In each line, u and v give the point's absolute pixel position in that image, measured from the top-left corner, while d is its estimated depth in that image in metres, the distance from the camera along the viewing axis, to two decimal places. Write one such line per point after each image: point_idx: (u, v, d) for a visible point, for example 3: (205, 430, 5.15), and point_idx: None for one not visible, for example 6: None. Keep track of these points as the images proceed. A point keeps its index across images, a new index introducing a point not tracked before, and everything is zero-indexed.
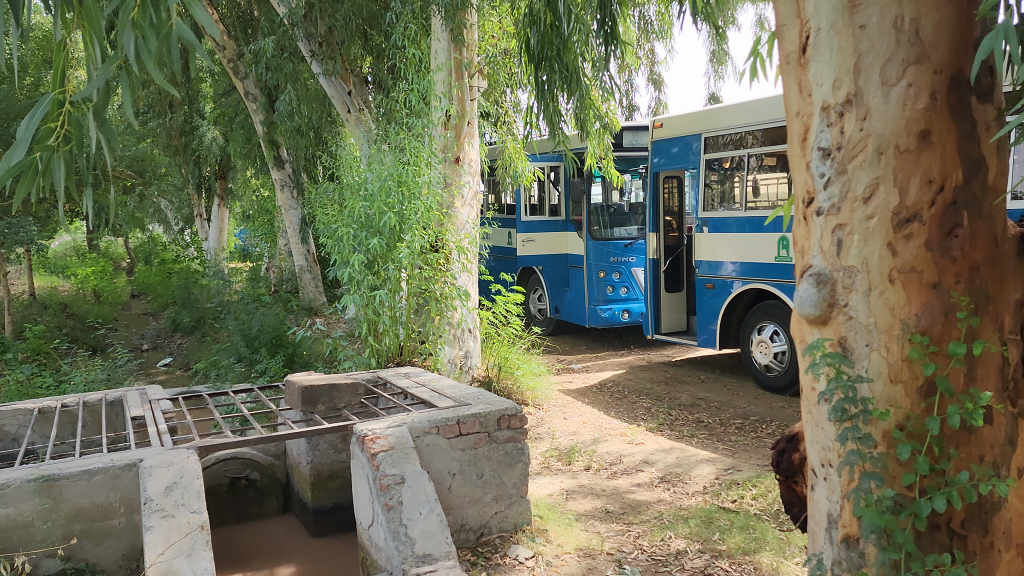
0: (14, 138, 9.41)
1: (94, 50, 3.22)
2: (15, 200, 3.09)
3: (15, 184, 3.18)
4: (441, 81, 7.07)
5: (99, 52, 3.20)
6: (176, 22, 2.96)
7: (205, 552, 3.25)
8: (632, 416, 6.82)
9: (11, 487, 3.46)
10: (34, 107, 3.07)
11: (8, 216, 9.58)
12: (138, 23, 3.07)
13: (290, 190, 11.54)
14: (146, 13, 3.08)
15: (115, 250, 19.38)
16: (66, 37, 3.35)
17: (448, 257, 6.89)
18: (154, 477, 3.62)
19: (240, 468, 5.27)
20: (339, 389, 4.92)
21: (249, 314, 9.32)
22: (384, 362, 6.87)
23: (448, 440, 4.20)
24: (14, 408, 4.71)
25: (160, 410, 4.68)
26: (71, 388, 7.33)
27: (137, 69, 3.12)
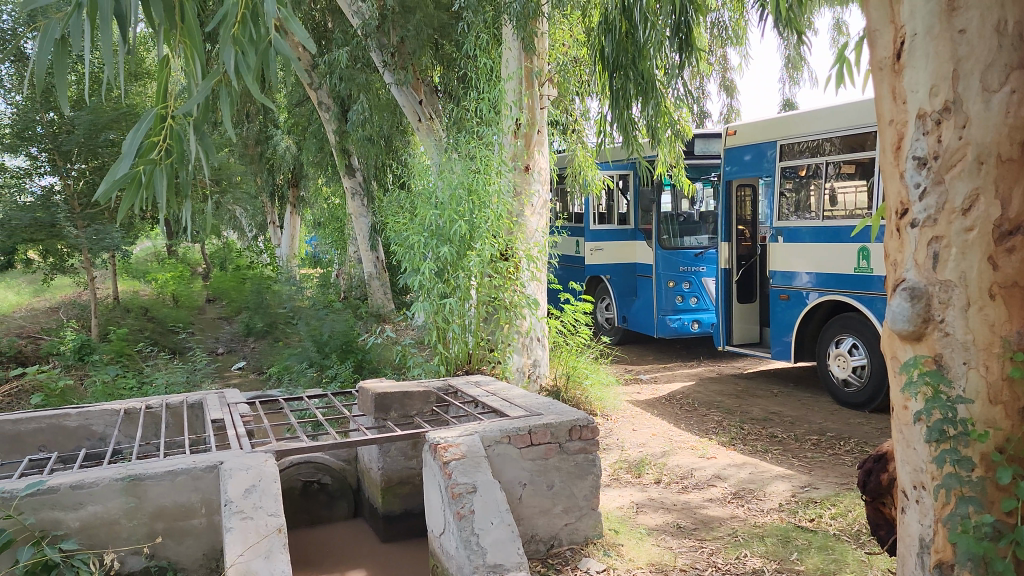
0: (99, 147, 9.80)
1: (195, 65, 3.42)
2: (122, 210, 3.28)
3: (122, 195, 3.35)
4: (512, 90, 7.04)
5: (200, 67, 3.40)
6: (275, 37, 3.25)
7: (282, 555, 3.30)
8: (703, 430, 6.69)
9: (100, 485, 3.60)
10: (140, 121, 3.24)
11: (97, 222, 10.01)
12: (239, 39, 3.35)
13: (361, 198, 11.72)
14: (245, 30, 3.40)
15: (192, 257, 20.06)
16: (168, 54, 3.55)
17: (518, 266, 6.89)
18: (234, 480, 3.70)
19: (313, 471, 5.36)
20: (411, 397, 4.97)
21: (320, 320, 9.49)
22: (453, 370, 6.95)
23: (520, 450, 4.18)
24: (102, 408, 4.91)
25: (238, 413, 4.80)
26: (153, 389, 7.58)
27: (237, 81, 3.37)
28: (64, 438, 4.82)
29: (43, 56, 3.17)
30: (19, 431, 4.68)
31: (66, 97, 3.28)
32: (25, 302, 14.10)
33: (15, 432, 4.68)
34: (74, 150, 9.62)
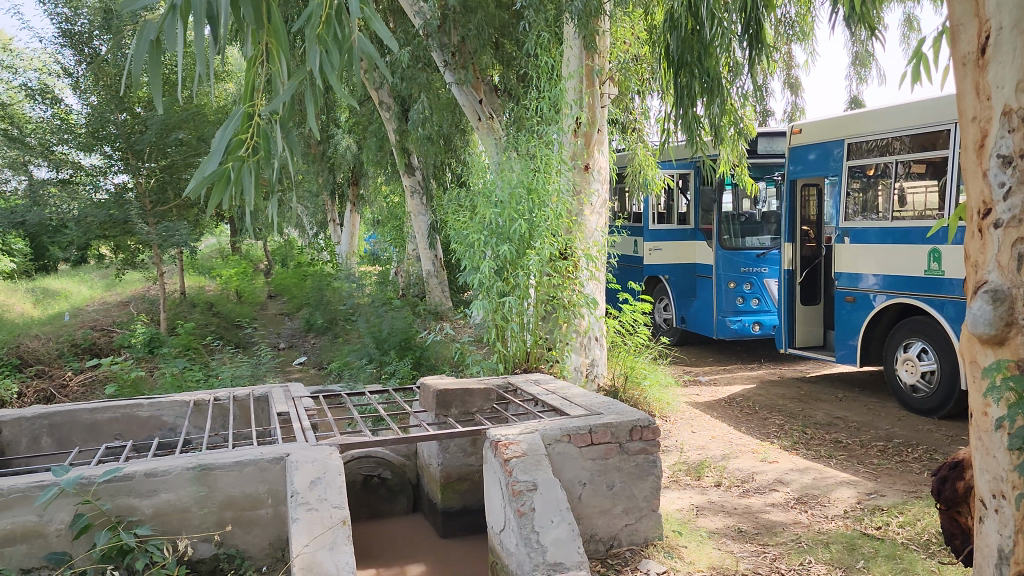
0: (169, 147, 10.07)
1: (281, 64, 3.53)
2: (210, 205, 3.41)
3: (208, 192, 3.47)
4: (572, 89, 7.01)
5: (286, 66, 3.52)
6: (360, 35, 3.39)
7: (346, 547, 3.36)
8: (764, 433, 6.58)
9: (172, 474, 3.71)
10: (228, 120, 3.36)
11: (166, 219, 10.35)
12: (324, 38, 3.48)
13: (420, 197, 11.80)
14: (328, 28, 3.51)
15: (254, 254, 20.51)
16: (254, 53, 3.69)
17: (576, 265, 6.85)
18: (300, 472, 3.78)
19: (373, 466, 5.40)
20: (472, 394, 4.94)
21: (379, 317, 9.61)
22: (511, 369, 6.99)
23: (580, 449, 4.16)
24: (172, 399, 5.08)
25: (302, 407, 4.90)
26: (219, 381, 7.77)
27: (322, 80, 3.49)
28: (137, 427, 5.00)
29: (139, 55, 3.31)
30: (95, 420, 4.90)
31: (159, 95, 3.37)
32: (98, 296, 14.64)
33: (92, 421, 4.90)
34: (146, 150, 9.91)
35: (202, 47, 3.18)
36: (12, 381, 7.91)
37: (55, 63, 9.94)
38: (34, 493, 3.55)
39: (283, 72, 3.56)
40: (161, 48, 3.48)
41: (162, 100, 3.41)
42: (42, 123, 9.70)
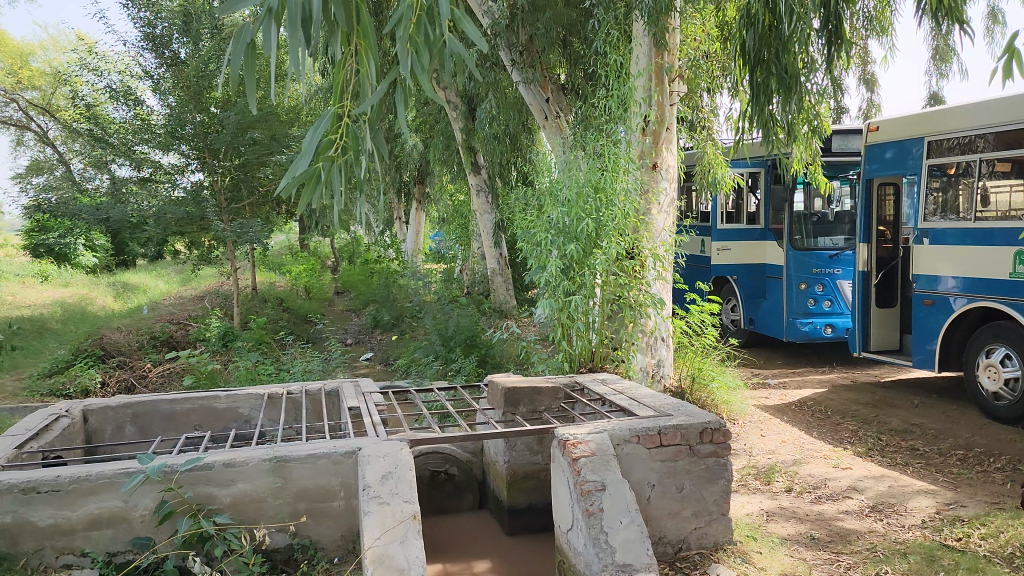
0: (244, 146, 10.32)
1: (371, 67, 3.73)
2: (296, 201, 3.64)
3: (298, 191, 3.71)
4: (642, 87, 6.94)
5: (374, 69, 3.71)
6: (447, 37, 3.54)
7: (416, 541, 3.40)
8: (837, 439, 6.43)
9: (249, 465, 3.82)
10: (318, 123, 3.58)
11: (240, 216, 10.67)
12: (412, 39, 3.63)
13: (486, 195, 11.84)
14: (419, 28, 3.65)
15: (322, 251, 20.91)
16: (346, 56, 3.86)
17: (643, 264, 6.78)
18: (372, 466, 3.84)
19: (440, 462, 5.47)
20: (541, 392, 4.90)
21: (446, 314, 9.67)
22: (577, 368, 6.94)
23: (649, 450, 4.13)
24: (248, 392, 5.23)
25: (372, 402, 4.98)
26: (290, 375, 7.94)
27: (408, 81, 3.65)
28: (214, 419, 5.18)
29: (237, 59, 3.53)
30: (174, 411, 5.09)
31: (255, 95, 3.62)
32: (174, 290, 15.14)
33: (171, 412, 5.10)
34: (222, 149, 10.20)
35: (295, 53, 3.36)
36: (96, 371, 8.27)
37: (136, 65, 10.30)
38: (120, 480, 3.70)
39: (371, 72, 3.74)
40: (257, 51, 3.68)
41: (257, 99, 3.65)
42: (125, 124, 10.10)
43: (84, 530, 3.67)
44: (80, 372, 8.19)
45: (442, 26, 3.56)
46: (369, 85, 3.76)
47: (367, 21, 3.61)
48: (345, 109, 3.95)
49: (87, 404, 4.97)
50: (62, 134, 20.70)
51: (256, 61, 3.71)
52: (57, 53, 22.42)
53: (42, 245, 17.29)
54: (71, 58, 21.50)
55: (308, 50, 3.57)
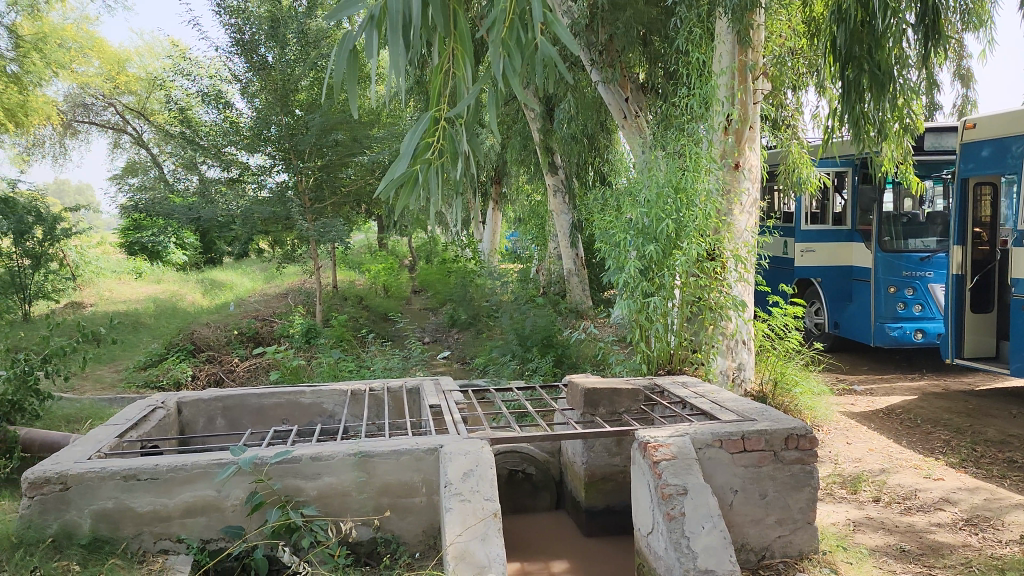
0: (327, 148, 10.57)
1: (467, 71, 3.75)
2: (394, 203, 3.76)
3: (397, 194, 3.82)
4: (724, 85, 6.84)
5: (470, 72, 3.73)
6: (542, 40, 3.57)
7: (497, 539, 3.43)
8: (927, 449, 6.19)
9: (335, 458, 3.93)
10: (416, 126, 3.73)
11: (323, 216, 10.93)
12: (507, 42, 3.67)
13: (563, 195, 11.78)
14: (512, 32, 3.69)
15: (400, 250, 21.25)
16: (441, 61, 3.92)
17: (725, 266, 6.67)
18: (453, 463, 3.88)
19: (517, 461, 5.48)
20: (620, 394, 4.88)
21: (522, 313, 9.68)
22: (654, 370, 6.81)
23: (732, 455, 4.05)
24: (332, 388, 5.34)
25: (453, 400, 5.04)
26: (370, 373, 8.09)
27: (503, 84, 3.69)
28: (300, 413, 5.33)
29: (340, 65, 3.66)
30: (262, 404, 5.28)
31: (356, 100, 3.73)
32: (259, 287, 15.64)
33: (260, 405, 5.29)
34: (307, 150, 10.47)
35: (396, 59, 3.45)
36: (187, 365, 8.62)
37: (226, 69, 10.65)
38: (213, 470, 3.85)
39: (467, 76, 3.72)
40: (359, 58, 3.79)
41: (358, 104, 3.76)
42: (215, 127, 10.48)
43: (180, 517, 3.83)
44: (173, 366, 8.57)
45: (535, 30, 3.59)
46: (464, 89, 3.81)
47: (464, 26, 3.67)
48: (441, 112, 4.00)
49: (182, 396, 5.22)
50: (157, 137, 21.61)
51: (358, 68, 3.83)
52: (152, 59, 23.31)
53: (136, 243, 18.09)
54: (165, 63, 22.43)
55: (406, 55, 3.66)
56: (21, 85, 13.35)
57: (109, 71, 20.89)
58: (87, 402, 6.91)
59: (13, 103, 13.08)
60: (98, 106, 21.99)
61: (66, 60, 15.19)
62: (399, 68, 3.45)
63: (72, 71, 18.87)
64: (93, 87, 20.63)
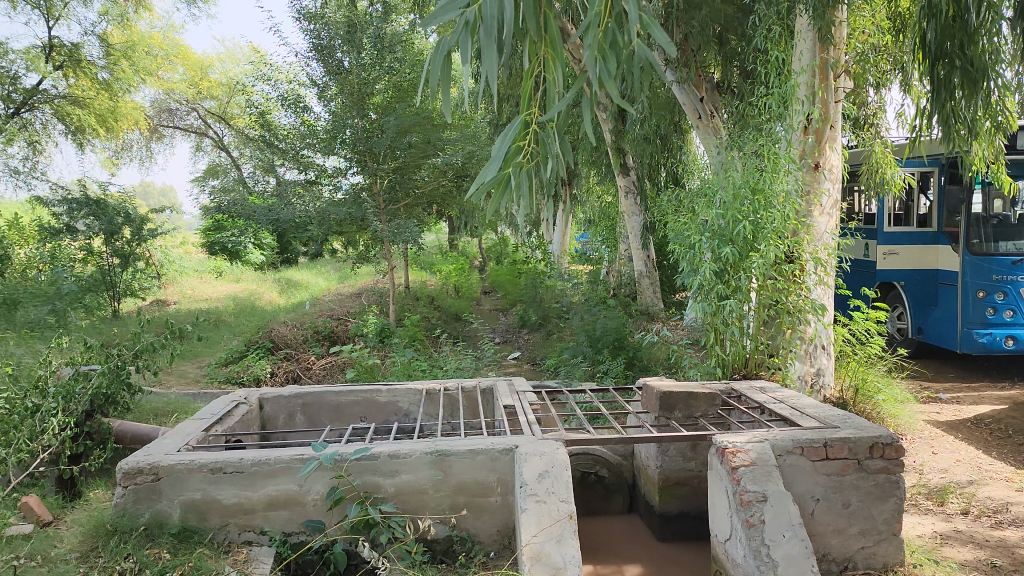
0: (401, 150, 10.73)
1: (558, 73, 3.77)
2: (487, 209, 3.76)
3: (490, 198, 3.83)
4: (804, 84, 6.67)
5: (562, 75, 3.75)
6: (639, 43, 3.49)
7: (573, 541, 3.43)
8: (1019, 461, 5.93)
9: (412, 457, 3.98)
10: (508, 131, 3.72)
11: (397, 217, 11.11)
12: (601, 45, 3.64)
13: (635, 197, 11.58)
14: (607, 35, 3.67)
15: (471, 251, 21.44)
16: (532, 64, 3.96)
17: (803, 268, 6.51)
18: (529, 464, 3.89)
19: (590, 463, 5.43)
20: (697, 397, 4.76)
21: (594, 314, 9.65)
22: (729, 374, 6.69)
23: (813, 463, 3.96)
24: (408, 387, 5.41)
25: (526, 400, 5.07)
26: (443, 372, 8.19)
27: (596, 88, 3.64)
28: (377, 411, 5.43)
29: (435, 74, 3.61)
30: (340, 402, 5.40)
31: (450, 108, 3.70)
32: (334, 287, 15.94)
33: (338, 403, 5.41)
34: (382, 152, 10.64)
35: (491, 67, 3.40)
36: (266, 362, 8.87)
37: (303, 73, 10.91)
38: (295, 465, 3.95)
39: (558, 79, 3.77)
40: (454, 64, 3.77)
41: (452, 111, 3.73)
42: (293, 130, 10.75)
43: (264, 510, 3.95)
44: (253, 363, 8.83)
45: (631, 32, 3.52)
46: (556, 92, 3.84)
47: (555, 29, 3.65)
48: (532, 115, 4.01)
49: (264, 392, 5.41)
50: (237, 141, 22.30)
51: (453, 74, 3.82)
52: (233, 64, 24.02)
53: (217, 243, 18.71)
54: (246, 69, 23.13)
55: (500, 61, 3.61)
56: (111, 91, 13.97)
57: (192, 77, 21.65)
58: (174, 396, 7.18)
59: (104, 109, 13.70)
60: (182, 110, 22.84)
61: (153, 67, 15.82)
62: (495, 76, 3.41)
63: (159, 77, 19.61)
64: (178, 93, 21.41)
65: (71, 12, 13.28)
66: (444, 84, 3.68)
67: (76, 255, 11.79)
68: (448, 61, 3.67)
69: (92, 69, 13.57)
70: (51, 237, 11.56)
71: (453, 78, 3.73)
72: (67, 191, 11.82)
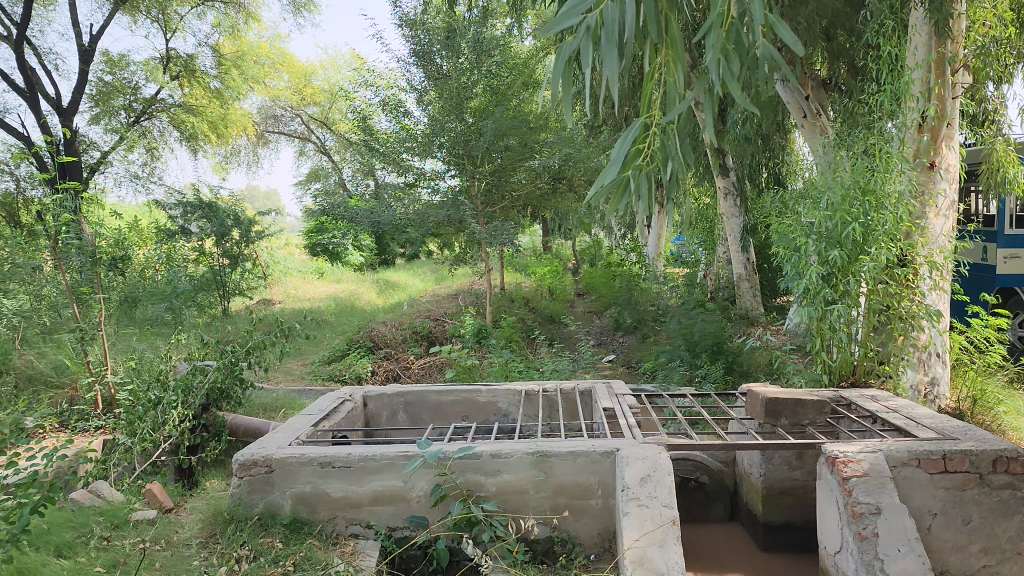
0: (499, 153, 10.84)
1: (678, 76, 3.77)
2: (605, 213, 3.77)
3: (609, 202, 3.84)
4: (919, 80, 6.41)
5: (682, 77, 3.74)
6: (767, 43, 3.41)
7: (676, 547, 3.38)
8: None
9: (514, 457, 4.03)
10: (628, 134, 3.73)
11: (494, 219, 11.23)
12: (724, 47, 3.59)
13: (734, 198, 11.39)
14: (731, 36, 3.60)
15: (565, 252, 21.47)
16: (650, 68, 3.97)
17: (917, 272, 6.22)
18: (631, 467, 3.86)
19: (690, 469, 5.30)
20: (804, 405, 4.64)
21: (691, 317, 9.51)
22: (836, 382, 6.47)
23: (930, 476, 3.80)
24: (508, 388, 5.46)
25: (626, 404, 5.04)
26: (539, 374, 8.23)
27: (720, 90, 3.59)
28: (476, 411, 5.51)
29: (557, 78, 3.63)
30: (441, 401, 5.50)
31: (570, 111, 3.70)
32: (430, 287, 16.25)
33: (438, 402, 5.51)
34: (480, 155, 10.77)
35: (614, 71, 3.37)
36: (368, 361, 9.12)
37: (403, 79, 11.15)
38: (400, 462, 4.04)
39: (678, 82, 3.76)
40: (573, 67, 3.78)
41: (572, 114, 3.74)
42: (392, 134, 11.01)
43: (369, 505, 4.05)
44: (355, 361, 9.10)
45: (756, 32, 3.44)
46: (676, 95, 3.83)
47: (677, 31, 3.63)
48: (651, 119, 4.00)
49: (367, 390, 5.58)
50: (339, 146, 23.02)
51: (573, 76, 3.85)
52: (335, 71, 24.79)
53: (318, 245, 19.39)
54: (347, 75, 23.80)
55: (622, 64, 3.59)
56: (222, 99, 14.62)
57: (296, 84, 22.42)
58: (282, 392, 7.47)
59: (215, 116, 14.36)
60: (286, 116, 23.69)
61: (260, 75, 16.46)
62: (618, 80, 3.38)
63: (266, 85, 20.42)
64: (283, 100, 22.23)
65: (186, 24, 13.98)
66: (564, 87, 3.71)
67: (189, 255, 12.42)
68: (568, 66, 3.68)
69: (204, 79, 14.22)
70: (167, 238, 12.19)
71: (573, 80, 3.76)
72: (181, 195, 12.44)
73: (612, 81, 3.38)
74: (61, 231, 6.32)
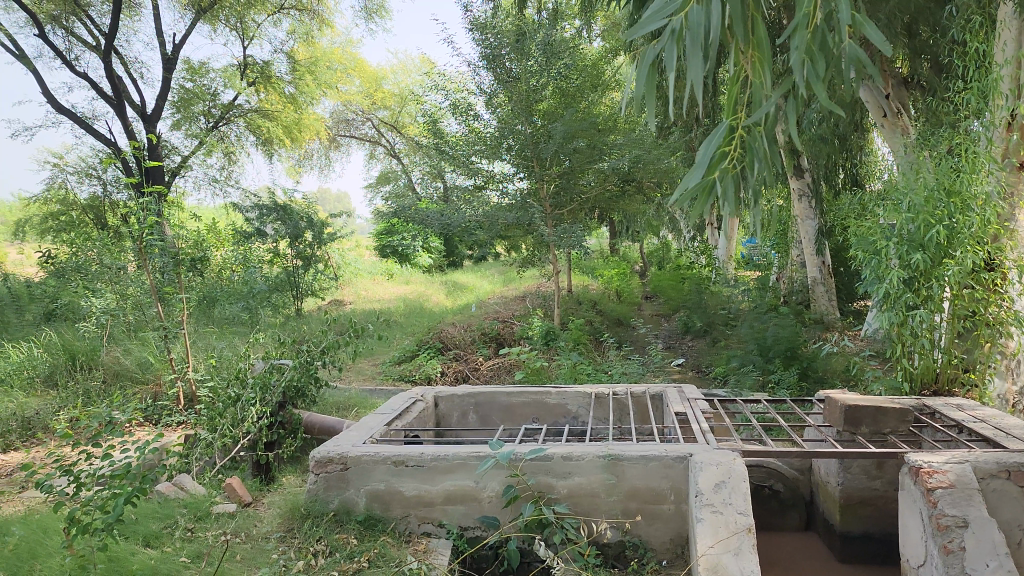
0: (568, 155, 10.85)
1: (765, 77, 3.76)
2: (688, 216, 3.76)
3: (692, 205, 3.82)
4: (1008, 76, 6.14)
5: (769, 79, 3.73)
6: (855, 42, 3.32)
7: (751, 555, 3.30)
8: None
9: (585, 459, 4.03)
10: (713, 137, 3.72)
11: (562, 221, 11.22)
12: (810, 48, 3.54)
13: (808, 200, 11.15)
14: (816, 36, 3.54)
15: (633, 255, 21.33)
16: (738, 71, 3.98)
17: (1006, 277, 5.84)
18: (705, 473, 3.81)
19: (764, 476, 5.21)
20: (885, 413, 4.50)
21: (763, 322, 9.33)
22: (918, 390, 6.27)
23: (1022, 488, 3.67)
24: (578, 391, 5.45)
25: (699, 408, 4.97)
26: (608, 376, 8.19)
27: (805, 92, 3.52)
28: (546, 412, 5.52)
29: (641, 82, 3.63)
30: (511, 403, 5.53)
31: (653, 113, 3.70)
32: (498, 289, 16.35)
33: (509, 403, 5.54)
34: (548, 157, 10.79)
35: (697, 73, 3.33)
36: (437, 362, 9.24)
37: (472, 82, 11.24)
38: (472, 462, 4.08)
39: (765, 82, 3.74)
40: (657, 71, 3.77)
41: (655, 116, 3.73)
42: (461, 137, 11.13)
43: (442, 504, 4.10)
44: (424, 362, 9.22)
45: (843, 31, 3.38)
46: (762, 96, 3.80)
47: (762, 32, 3.60)
48: (737, 121, 3.98)
49: (438, 391, 5.67)
50: (409, 150, 23.34)
51: (657, 79, 3.83)
52: (405, 76, 25.15)
53: (388, 247, 19.72)
54: (418, 79, 24.12)
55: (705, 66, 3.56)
56: (296, 104, 14.98)
57: (367, 89, 22.83)
58: (354, 392, 7.61)
59: (290, 121, 14.74)
60: (358, 121, 24.14)
61: (333, 80, 16.83)
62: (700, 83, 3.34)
63: (338, 90, 20.86)
64: (354, 104, 22.66)
65: (263, 32, 14.40)
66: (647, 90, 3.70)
67: (265, 256, 12.78)
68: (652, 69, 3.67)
69: (280, 84, 14.59)
70: (243, 240, 12.57)
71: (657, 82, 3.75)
72: (257, 198, 12.81)
73: (695, 84, 3.34)
74: (147, 233, 6.58)
